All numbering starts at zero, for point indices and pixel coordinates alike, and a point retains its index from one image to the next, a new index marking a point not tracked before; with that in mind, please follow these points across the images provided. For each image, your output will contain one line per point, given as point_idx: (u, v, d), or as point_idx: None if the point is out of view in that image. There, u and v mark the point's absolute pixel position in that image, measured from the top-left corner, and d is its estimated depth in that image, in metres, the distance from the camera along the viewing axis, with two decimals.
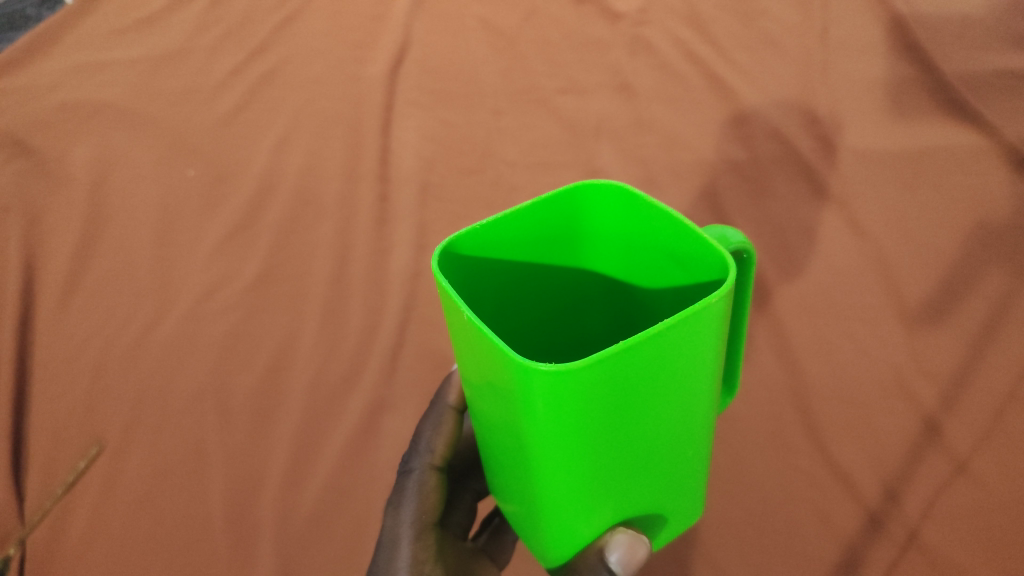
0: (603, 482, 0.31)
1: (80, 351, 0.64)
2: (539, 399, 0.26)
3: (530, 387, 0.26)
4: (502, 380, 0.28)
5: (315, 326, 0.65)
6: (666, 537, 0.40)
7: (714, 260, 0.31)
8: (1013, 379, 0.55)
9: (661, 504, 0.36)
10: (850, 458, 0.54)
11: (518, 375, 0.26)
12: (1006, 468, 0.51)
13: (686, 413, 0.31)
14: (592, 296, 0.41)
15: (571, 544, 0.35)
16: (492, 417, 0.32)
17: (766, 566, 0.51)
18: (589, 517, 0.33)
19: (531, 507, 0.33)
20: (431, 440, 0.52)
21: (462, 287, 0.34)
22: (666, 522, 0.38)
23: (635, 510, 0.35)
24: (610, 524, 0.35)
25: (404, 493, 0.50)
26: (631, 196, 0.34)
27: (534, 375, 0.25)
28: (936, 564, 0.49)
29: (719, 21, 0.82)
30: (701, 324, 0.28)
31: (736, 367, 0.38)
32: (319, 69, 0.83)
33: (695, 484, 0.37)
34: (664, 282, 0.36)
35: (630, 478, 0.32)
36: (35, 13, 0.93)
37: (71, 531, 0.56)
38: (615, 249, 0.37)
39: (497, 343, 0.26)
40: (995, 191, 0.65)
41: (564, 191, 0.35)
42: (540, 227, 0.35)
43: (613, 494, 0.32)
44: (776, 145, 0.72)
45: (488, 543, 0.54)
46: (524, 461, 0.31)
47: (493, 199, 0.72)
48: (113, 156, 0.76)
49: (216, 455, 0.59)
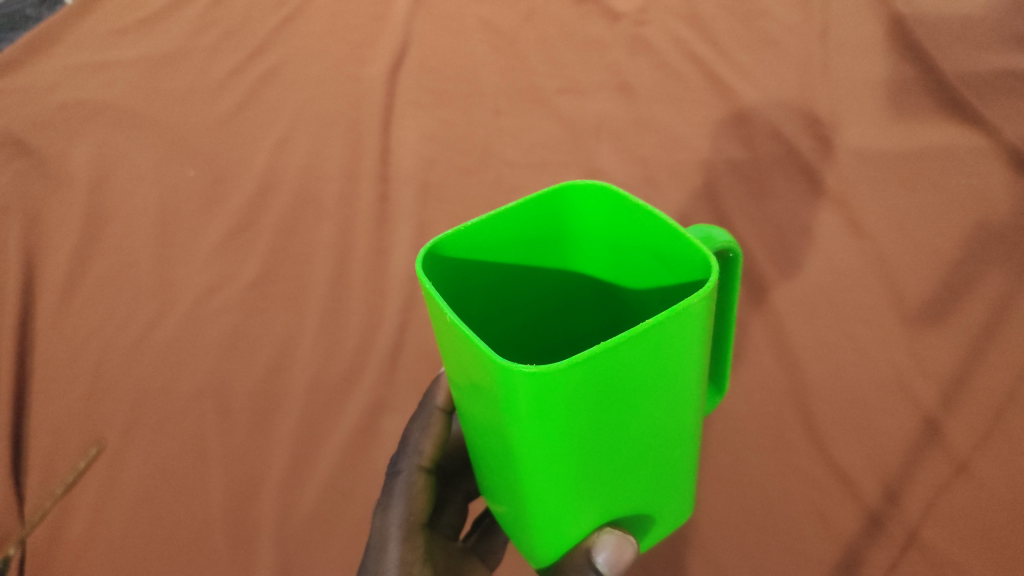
0: (589, 484, 0.31)
1: (80, 352, 0.64)
2: (522, 400, 0.26)
3: (512, 388, 0.26)
4: (485, 382, 0.28)
5: (314, 326, 0.65)
6: (656, 537, 0.40)
7: (698, 259, 0.31)
8: (1014, 380, 0.55)
9: (649, 505, 0.36)
10: (849, 458, 0.54)
11: (500, 376, 0.26)
12: (1006, 469, 0.51)
13: (672, 413, 0.31)
14: (580, 296, 0.41)
15: (559, 546, 0.35)
16: (478, 417, 0.32)
17: (766, 566, 0.51)
18: (576, 518, 0.33)
19: (518, 508, 0.33)
20: (419, 442, 0.52)
21: (447, 288, 0.34)
22: (656, 522, 0.38)
23: (624, 511, 0.35)
24: (598, 525, 0.34)
25: (392, 493, 0.50)
26: (616, 196, 0.34)
27: (516, 376, 0.25)
28: (936, 565, 0.48)
29: (719, 20, 0.82)
30: (685, 324, 0.28)
31: (726, 366, 0.38)
32: (319, 70, 0.83)
33: (684, 484, 0.37)
34: (650, 283, 0.35)
35: (616, 479, 0.32)
36: (35, 14, 0.93)
37: (71, 531, 0.56)
38: (601, 250, 0.37)
39: (479, 344, 0.26)
40: (995, 191, 0.65)
41: (549, 191, 0.35)
42: (525, 228, 0.35)
43: (599, 494, 0.32)
44: (776, 145, 0.72)
45: (478, 543, 0.53)
46: (510, 462, 0.31)
47: (492, 199, 0.72)
48: (113, 156, 0.76)
49: (216, 455, 0.59)
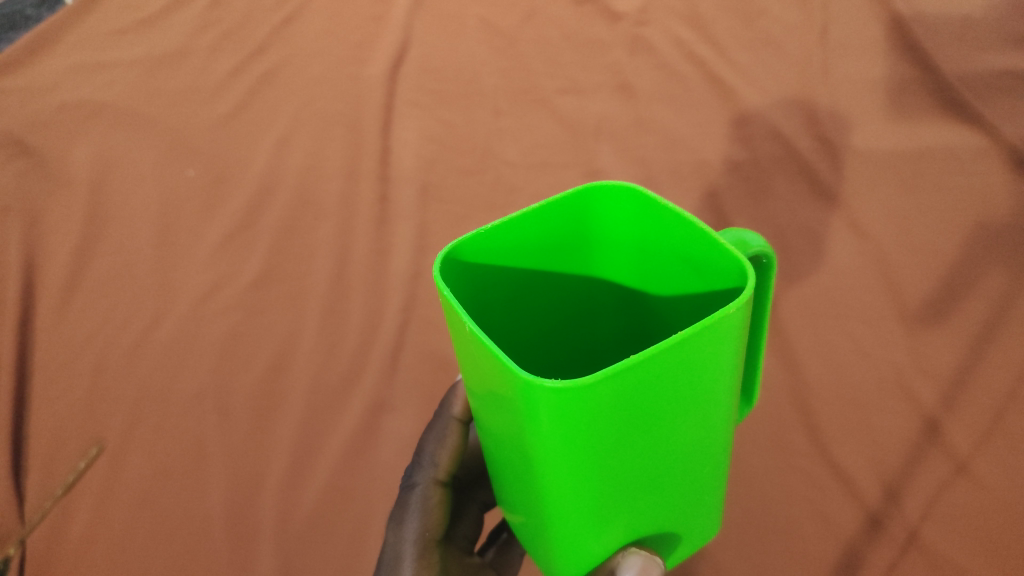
0: (614, 500, 0.31)
1: (81, 352, 0.64)
2: (540, 415, 0.27)
3: (534, 401, 0.26)
4: (506, 394, 0.28)
5: (315, 326, 0.65)
6: (681, 553, 0.40)
7: (731, 266, 0.31)
8: (1014, 380, 0.55)
9: (674, 521, 0.36)
10: (851, 458, 0.54)
11: (522, 390, 0.26)
12: (1006, 469, 0.51)
13: (700, 426, 0.31)
14: (603, 302, 0.41)
15: (582, 563, 0.34)
16: (497, 429, 0.32)
17: (765, 566, 0.52)
18: (599, 535, 0.33)
19: (540, 524, 0.34)
20: (435, 454, 0.52)
21: (467, 293, 0.34)
22: (682, 539, 0.38)
23: (648, 529, 0.35)
24: (621, 543, 0.35)
25: (407, 507, 0.50)
26: (642, 196, 0.34)
27: (540, 391, 0.25)
28: (935, 564, 0.49)
29: (719, 21, 0.81)
30: (716, 336, 0.28)
31: (755, 377, 0.38)
32: (320, 70, 0.83)
33: (712, 500, 0.37)
34: (678, 288, 0.35)
35: (640, 494, 0.32)
36: (35, 13, 0.93)
37: (71, 532, 0.56)
38: (626, 255, 0.37)
39: (500, 357, 0.26)
40: (994, 191, 0.65)
41: (575, 193, 0.35)
42: (549, 231, 0.35)
43: (624, 510, 0.32)
44: (776, 145, 0.72)
45: (495, 558, 0.54)
46: (531, 476, 0.31)
47: (492, 199, 0.72)
48: (114, 155, 0.76)
49: (216, 454, 0.59)
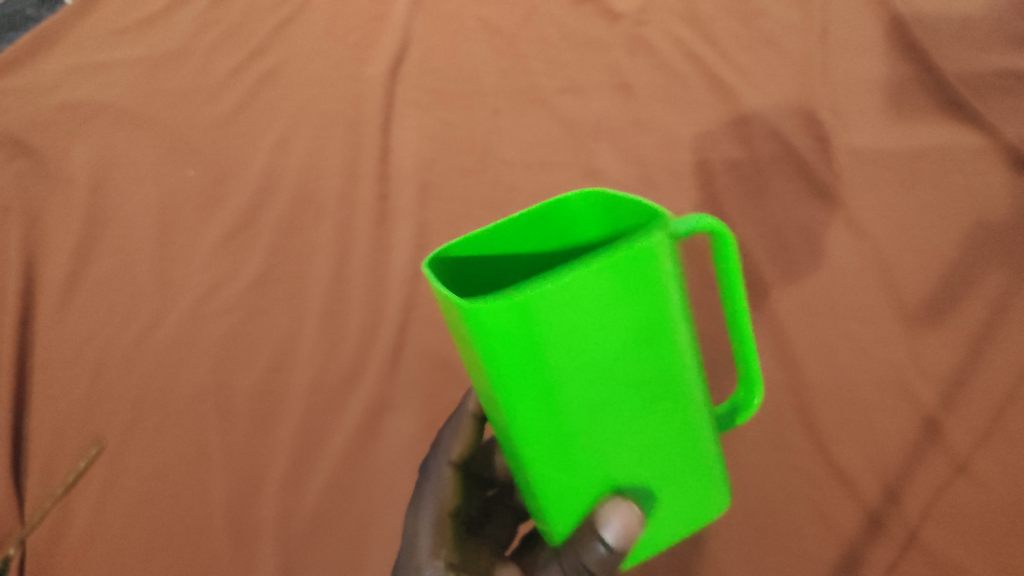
0: (588, 433, 0.35)
1: (80, 352, 0.65)
2: (498, 345, 0.31)
3: (483, 325, 0.30)
4: (467, 337, 0.32)
5: (314, 326, 0.65)
6: (685, 507, 0.42)
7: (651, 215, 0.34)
8: (1013, 379, 0.56)
9: (657, 462, 0.39)
10: (851, 459, 0.55)
11: (472, 320, 0.30)
12: (1004, 468, 0.53)
13: (659, 356, 0.35)
14: None
15: (569, 497, 0.38)
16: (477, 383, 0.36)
17: (765, 565, 0.53)
18: (570, 467, 0.37)
19: (523, 466, 0.38)
20: (448, 447, 0.55)
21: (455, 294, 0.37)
22: (674, 488, 0.41)
23: (628, 467, 0.38)
24: (604, 482, 0.38)
25: (423, 493, 0.54)
26: (605, 194, 0.35)
27: (479, 310, 0.30)
28: (934, 564, 0.50)
29: (719, 21, 0.80)
30: (644, 261, 0.32)
31: (746, 334, 0.41)
32: (319, 70, 0.82)
33: (700, 444, 0.40)
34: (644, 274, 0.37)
35: (610, 420, 0.35)
36: (35, 13, 0.92)
37: (72, 531, 0.58)
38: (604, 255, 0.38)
39: (445, 292, 0.31)
40: (994, 191, 0.66)
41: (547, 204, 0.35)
42: (526, 237, 0.37)
43: (597, 438, 0.36)
44: (777, 145, 0.71)
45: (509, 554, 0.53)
46: (503, 413, 0.35)
47: (491, 199, 0.73)
48: (113, 155, 0.76)
49: (216, 455, 0.59)
